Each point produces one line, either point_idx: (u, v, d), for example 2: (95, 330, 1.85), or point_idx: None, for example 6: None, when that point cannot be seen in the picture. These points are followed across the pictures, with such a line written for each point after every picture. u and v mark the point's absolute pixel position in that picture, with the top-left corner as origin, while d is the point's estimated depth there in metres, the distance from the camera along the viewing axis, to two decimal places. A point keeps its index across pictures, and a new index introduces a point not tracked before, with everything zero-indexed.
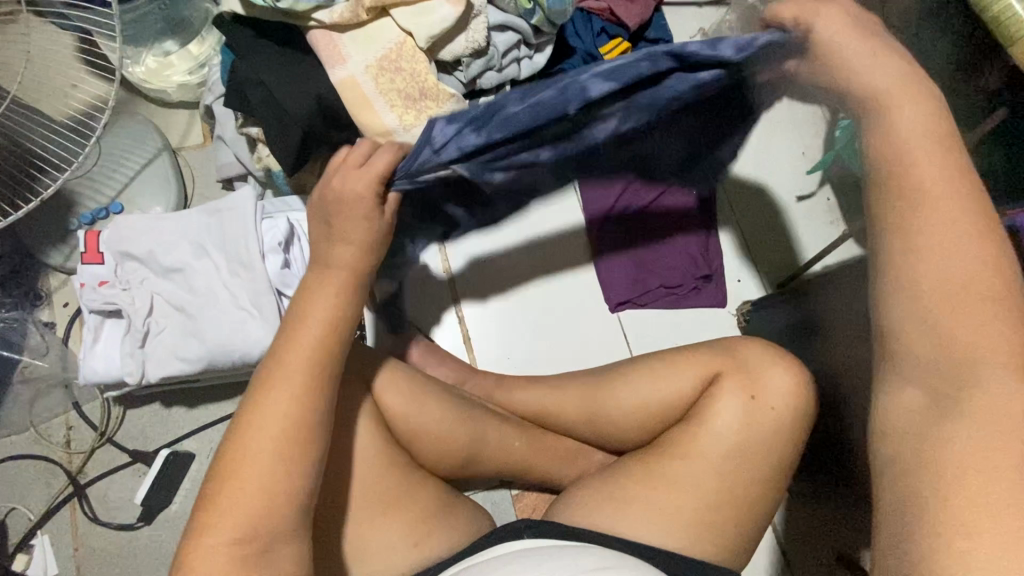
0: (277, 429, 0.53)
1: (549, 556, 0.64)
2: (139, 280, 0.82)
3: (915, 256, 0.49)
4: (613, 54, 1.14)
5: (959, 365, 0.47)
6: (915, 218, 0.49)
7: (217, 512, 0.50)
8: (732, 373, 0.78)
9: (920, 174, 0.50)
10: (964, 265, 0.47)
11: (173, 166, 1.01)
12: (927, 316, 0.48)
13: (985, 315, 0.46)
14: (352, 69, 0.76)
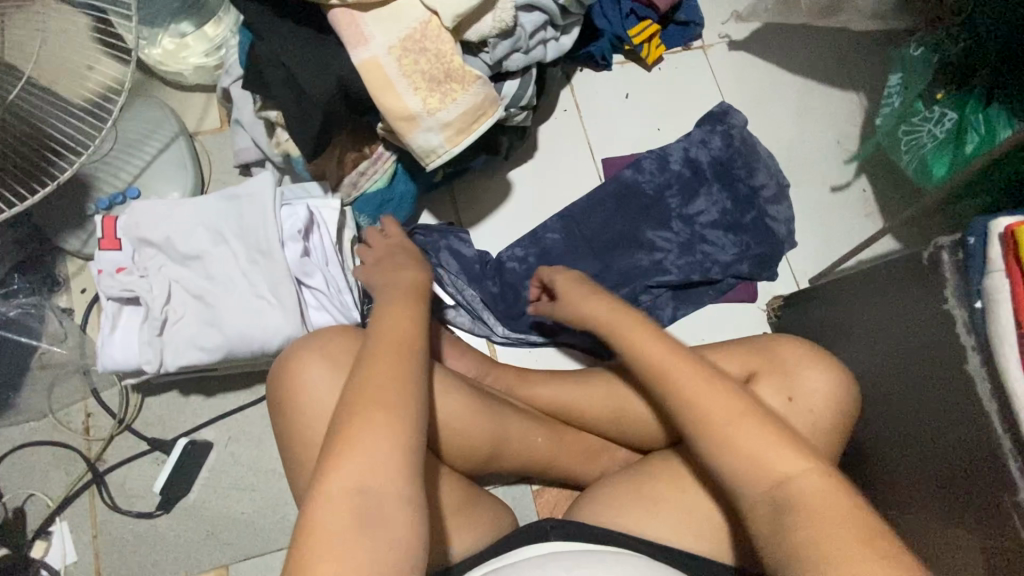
0: (376, 434, 0.51)
1: (579, 562, 0.61)
2: (157, 267, 0.80)
3: (695, 411, 0.59)
4: (641, 36, 1.11)
5: (770, 478, 0.55)
6: (674, 379, 0.62)
7: (332, 511, 0.48)
8: (767, 373, 0.75)
9: (645, 351, 0.66)
10: (729, 406, 0.58)
11: (191, 152, 0.99)
12: (726, 451, 0.57)
13: (758, 436, 0.56)
14: (375, 49, 0.73)
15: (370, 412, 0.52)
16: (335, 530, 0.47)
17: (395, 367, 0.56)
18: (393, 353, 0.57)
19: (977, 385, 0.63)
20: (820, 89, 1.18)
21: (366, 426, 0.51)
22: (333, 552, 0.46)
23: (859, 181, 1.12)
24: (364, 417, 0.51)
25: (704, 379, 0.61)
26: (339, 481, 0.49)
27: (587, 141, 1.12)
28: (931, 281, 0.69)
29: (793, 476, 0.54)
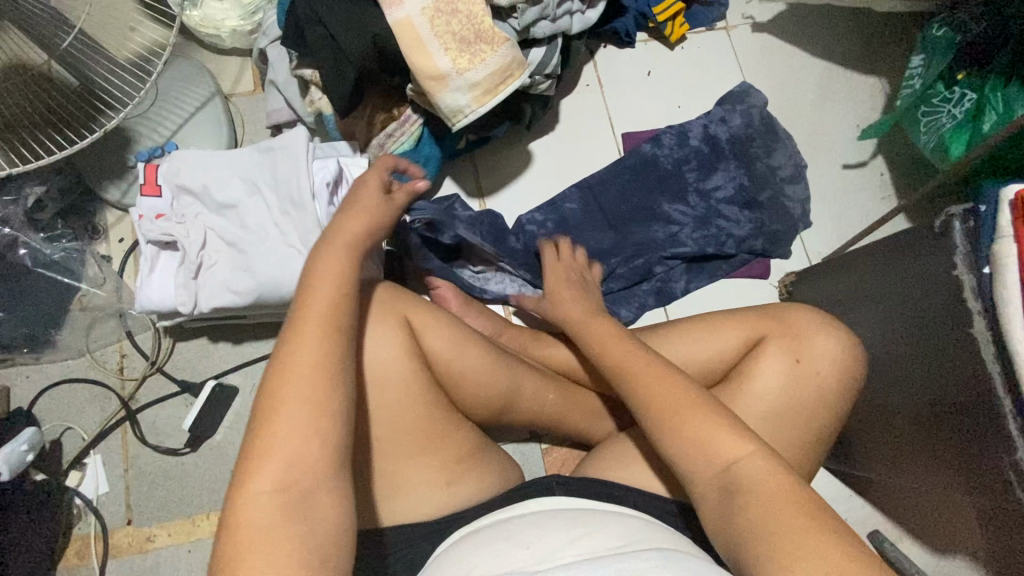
0: (298, 424, 0.49)
1: (578, 521, 0.64)
2: (194, 215, 0.85)
3: (649, 401, 0.63)
4: (666, 14, 1.13)
5: (718, 462, 0.57)
6: (635, 374, 0.66)
7: (251, 513, 0.47)
8: (777, 336, 0.77)
9: (611, 353, 0.71)
10: (676, 397, 0.61)
11: (226, 111, 1.03)
12: (675, 439, 0.60)
13: (705, 425, 0.59)
14: (409, 9, 0.76)
15: (290, 402, 0.50)
16: (266, 523, 0.46)
17: (325, 339, 0.53)
18: (317, 321, 0.54)
19: (983, 350, 0.65)
20: (842, 72, 1.19)
21: (286, 417, 0.49)
22: (267, 543, 0.45)
23: (877, 164, 1.13)
24: (283, 405, 0.50)
25: (657, 372, 0.65)
26: (256, 479, 0.48)
27: (607, 115, 1.14)
28: (942, 252, 0.70)
29: (738, 459, 0.57)
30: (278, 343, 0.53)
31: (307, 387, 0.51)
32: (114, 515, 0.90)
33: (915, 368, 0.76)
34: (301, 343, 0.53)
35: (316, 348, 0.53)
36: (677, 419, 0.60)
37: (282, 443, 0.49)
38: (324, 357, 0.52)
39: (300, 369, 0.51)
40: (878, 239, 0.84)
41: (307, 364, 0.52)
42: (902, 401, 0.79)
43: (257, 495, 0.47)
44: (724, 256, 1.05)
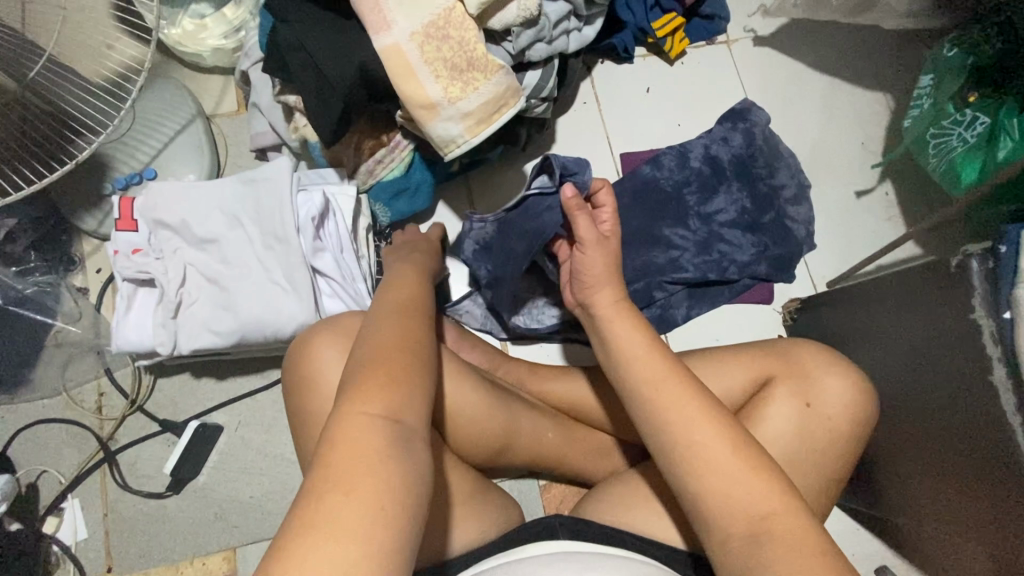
0: (392, 372, 0.51)
1: (582, 568, 0.60)
2: (173, 250, 0.80)
3: (681, 430, 0.55)
4: (665, 29, 1.09)
5: (752, 514, 0.51)
6: (659, 392, 0.57)
7: (349, 434, 0.46)
8: (785, 377, 0.74)
9: (636, 363, 0.60)
10: (716, 434, 0.55)
11: (207, 134, 0.99)
12: (702, 478, 0.53)
13: (731, 449, 0.54)
14: (397, 35, 0.71)
15: (386, 356, 0.52)
16: (368, 443, 0.46)
17: (407, 323, 0.57)
18: (402, 316, 0.58)
19: (1002, 397, 0.62)
20: (846, 88, 1.15)
21: (382, 370, 0.51)
22: (373, 462, 0.44)
23: (882, 184, 1.10)
24: (380, 362, 0.52)
25: (673, 380, 0.58)
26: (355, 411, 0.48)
27: (605, 134, 1.11)
28: (957, 289, 0.67)
29: (773, 511, 0.51)
30: (367, 326, 0.57)
31: (402, 352, 0.54)
32: (93, 563, 0.86)
33: (925, 407, 0.74)
34: (388, 325, 0.56)
35: (400, 327, 0.56)
36: (701, 431, 0.55)
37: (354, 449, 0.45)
38: (410, 334, 0.56)
39: (384, 388, 0.50)
40: (887, 272, 0.81)
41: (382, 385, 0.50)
42: (914, 440, 0.77)
43: (359, 419, 0.47)
44: (726, 281, 1.01)
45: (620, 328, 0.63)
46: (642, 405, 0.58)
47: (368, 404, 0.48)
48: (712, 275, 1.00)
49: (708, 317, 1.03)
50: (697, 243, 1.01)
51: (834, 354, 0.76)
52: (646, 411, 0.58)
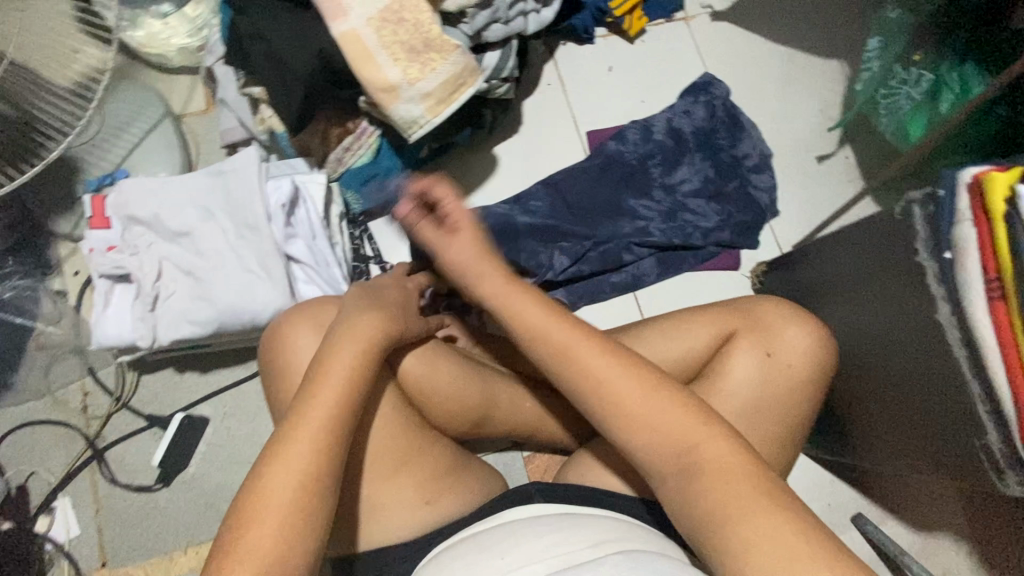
0: (324, 423, 0.56)
1: (552, 527, 0.63)
2: (147, 245, 0.82)
3: (601, 389, 0.57)
4: (623, 8, 1.11)
5: (678, 450, 0.55)
6: (576, 364, 0.59)
7: (269, 491, 0.52)
8: (747, 331, 0.76)
9: (547, 333, 0.61)
10: (631, 384, 0.57)
11: (177, 133, 1.00)
12: (622, 427, 0.57)
13: (661, 410, 0.56)
14: (354, 21, 0.74)
15: (319, 406, 0.57)
16: (285, 498, 0.52)
17: (355, 361, 0.60)
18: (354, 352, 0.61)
19: (948, 333, 0.65)
20: (803, 57, 1.19)
21: (313, 419, 0.56)
22: (274, 514, 0.51)
23: (842, 149, 1.13)
24: (314, 410, 0.56)
25: (599, 349, 0.59)
26: (278, 469, 0.53)
27: (571, 114, 1.13)
28: (905, 235, 0.70)
29: (700, 444, 0.55)
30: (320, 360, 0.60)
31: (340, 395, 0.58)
32: (87, 558, 0.87)
33: (885, 356, 0.77)
34: (336, 360, 0.60)
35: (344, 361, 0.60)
36: (626, 406, 0.57)
37: (279, 490, 0.53)
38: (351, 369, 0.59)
39: (310, 427, 0.55)
40: (842, 228, 0.84)
41: (315, 425, 0.56)
42: (871, 383, 0.80)
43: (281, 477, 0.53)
44: (693, 248, 1.04)
45: (516, 304, 0.63)
46: (569, 376, 0.59)
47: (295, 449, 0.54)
48: (677, 242, 1.03)
49: (678, 286, 1.05)
50: (662, 213, 1.04)
51: (795, 306, 0.78)
52: (574, 382, 0.59)
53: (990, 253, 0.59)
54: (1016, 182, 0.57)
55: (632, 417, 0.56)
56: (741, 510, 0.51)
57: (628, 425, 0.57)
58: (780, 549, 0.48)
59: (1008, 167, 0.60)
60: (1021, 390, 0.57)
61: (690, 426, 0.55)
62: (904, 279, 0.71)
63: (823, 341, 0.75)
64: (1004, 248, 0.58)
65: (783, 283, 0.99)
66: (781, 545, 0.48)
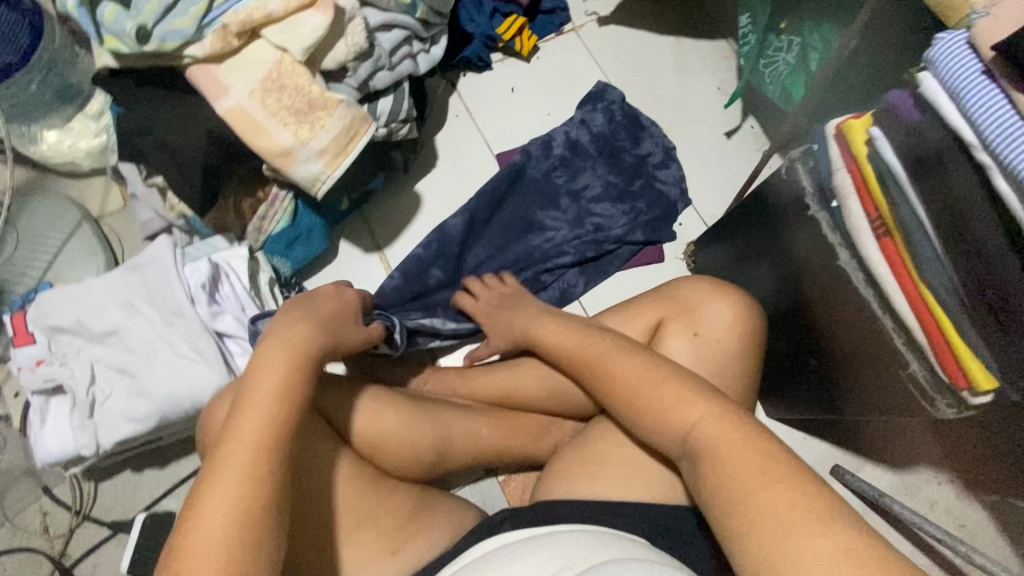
0: (237, 484, 0.51)
1: (523, 559, 0.61)
2: (76, 352, 0.81)
3: (613, 383, 0.68)
4: (510, 31, 1.16)
5: (680, 433, 0.60)
6: (605, 366, 0.70)
7: (185, 567, 0.47)
8: (674, 317, 0.79)
9: (573, 345, 0.76)
10: (642, 375, 0.66)
11: (96, 234, 1.01)
12: (643, 418, 0.64)
13: (668, 392, 0.62)
14: (237, 96, 0.76)
15: (231, 455, 0.52)
16: (199, 562, 0.48)
17: (279, 407, 0.56)
18: (270, 390, 0.57)
19: (852, 276, 0.67)
20: (691, 42, 1.24)
21: (224, 474, 0.52)
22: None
23: (746, 120, 1.18)
24: (225, 461, 0.52)
25: (617, 351, 0.71)
26: (194, 541, 0.49)
27: (484, 140, 1.16)
28: (793, 193, 0.74)
29: (697, 422, 0.59)
30: (234, 412, 0.55)
31: (255, 440, 0.53)
32: None
33: (810, 311, 0.79)
34: (247, 412, 0.55)
35: (264, 411, 0.55)
36: (639, 394, 0.65)
37: (206, 537, 0.49)
38: (274, 408, 0.56)
39: (258, 404, 0.56)
40: (746, 199, 0.87)
41: (252, 436, 0.54)
42: (801, 338, 0.83)
43: (196, 543, 0.49)
44: (612, 250, 1.07)
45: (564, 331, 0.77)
46: (601, 378, 0.70)
47: (222, 469, 0.51)
48: (588, 248, 1.06)
49: (604, 288, 1.07)
50: (568, 224, 1.07)
51: (710, 280, 0.81)
52: (601, 384, 0.70)
53: (867, 195, 0.62)
54: (870, 127, 0.60)
55: (642, 403, 0.64)
56: (754, 475, 0.52)
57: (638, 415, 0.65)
58: (794, 502, 0.50)
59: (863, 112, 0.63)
60: (926, 318, 0.60)
61: (683, 401, 0.61)
62: (807, 236, 0.73)
63: (746, 310, 0.77)
64: (874, 188, 0.61)
65: (707, 264, 1.03)
66: (795, 497, 0.50)
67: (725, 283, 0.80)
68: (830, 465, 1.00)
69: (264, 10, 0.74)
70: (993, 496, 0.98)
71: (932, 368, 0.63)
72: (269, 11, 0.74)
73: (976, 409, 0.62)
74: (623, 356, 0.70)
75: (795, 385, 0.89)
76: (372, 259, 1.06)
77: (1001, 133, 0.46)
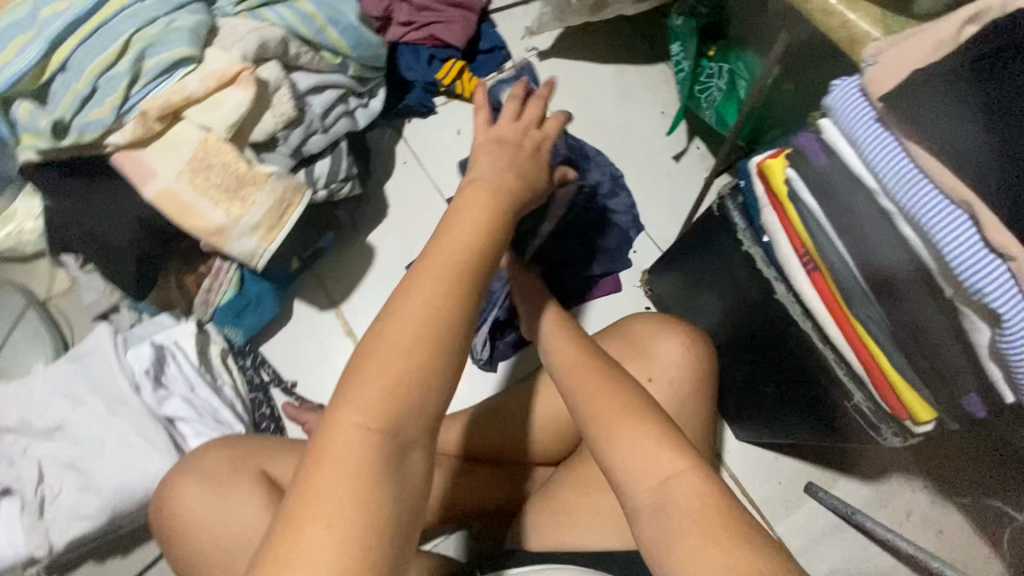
0: (389, 374, 0.44)
1: None
2: (20, 452, 0.79)
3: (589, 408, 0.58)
4: (450, 76, 1.16)
5: (654, 484, 0.51)
6: (583, 388, 0.60)
7: (313, 502, 0.39)
8: (626, 360, 0.77)
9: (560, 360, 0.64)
10: (613, 406, 0.56)
11: (44, 319, 0.99)
12: (614, 457, 0.54)
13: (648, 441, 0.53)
14: (164, 180, 0.75)
15: (385, 348, 0.45)
16: (332, 488, 0.40)
17: (450, 285, 0.48)
18: (440, 274, 0.48)
19: (790, 309, 0.67)
20: (632, 69, 1.25)
21: (385, 359, 0.45)
22: (326, 508, 0.39)
23: (692, 141, 1.19)
24: (380, 357, 0.45)
25: (598, 376, 0.60)
26: (323, 458, 0.42)
27: (433, 185, 1.16)
28: (727, 227, 0.74)
29: (673, 476, 0.51)
30: (391, 298, 0.48)
31: (413, 337, 0.45)
32: None
33: (755, 343, 0.78)
34: (402, 299, 0.47)
35: (429, 293, 0.47)
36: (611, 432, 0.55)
37: (348, 454, 0.41)
38: (428, 290, 0.47)
39: (447, 254, 0.50)
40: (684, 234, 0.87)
41: (401, 334, 0.45)
42: (750, 367, 0.82)
43: (340, 451, 0.42)
44: (569, 286, 1.07)
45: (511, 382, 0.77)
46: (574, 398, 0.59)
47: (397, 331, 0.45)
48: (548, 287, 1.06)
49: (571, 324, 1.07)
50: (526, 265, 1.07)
51: (656, 316, 0.81)
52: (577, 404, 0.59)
53: (793, 231, 0.62)
54: (786, 166, 0.60)
55: (616, 444, 0.54)
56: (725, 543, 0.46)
57: (607, 453, 0.54)
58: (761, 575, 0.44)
59: (780, 150, 0.63)
60: (861, 352, 0.60)
61: (663, 451, 0.52)
62: (744, 272, 0.73)
63: (693, 347, 0.77)
64: (798, 225, 0.61)
65: (664, 294, 1.02)
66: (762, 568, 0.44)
67: (673, 319, 0.80)
68: (804, 483, 1.00)
69: (182, 93, 0.74)
70: (968, 498, 0.98)
71: (874, 399, 0.62)
72: (188, 94, 0.74)
73: (920, 437, 0.62)
74: (604, 381, 0.60)
75: (757, 413, 0.89)
76: (328, 317, 1.05)
77: (898, 180, 0.46)
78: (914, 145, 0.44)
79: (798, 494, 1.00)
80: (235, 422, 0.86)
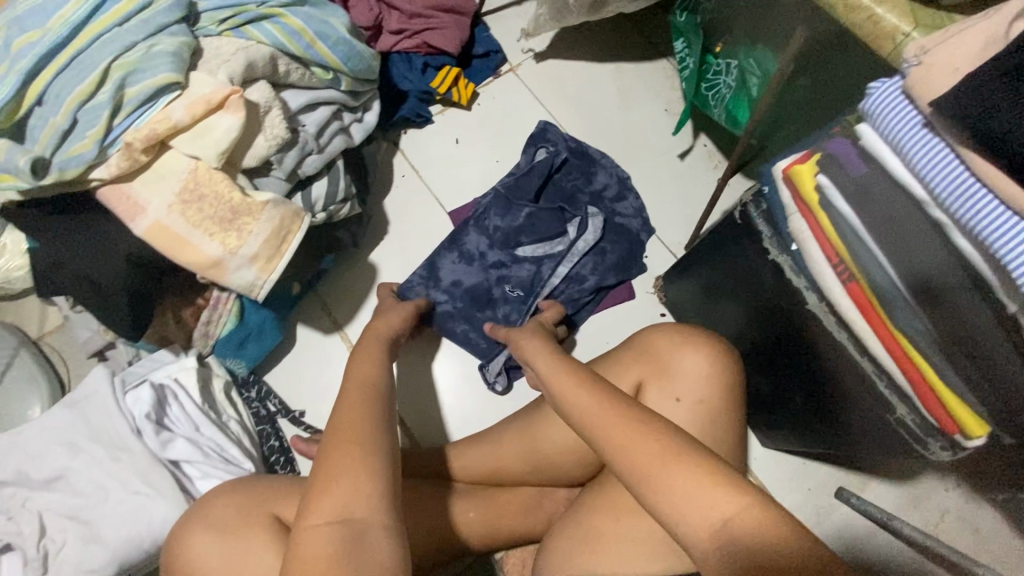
0: (345, 466, 0.52)
1: None
2: (20, 504, 0.75)
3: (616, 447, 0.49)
4: (445, 83, 1.12)
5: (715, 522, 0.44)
6: (598, 429, 0.51)
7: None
8: (652, 378, 0.74)
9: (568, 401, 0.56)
10: (643, 443, 0.49)
11: (37, 360, 0.95)
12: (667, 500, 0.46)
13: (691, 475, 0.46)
14: (155, 213, 0.71)
15: (330, 455, 0.53)
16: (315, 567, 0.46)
17: (370, 400, 0.60)
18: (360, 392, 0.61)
19: (824, 319, 0.64)
20: (632, 67, 1.21)
21: (343, 458, 0.52)
22: None
23: (699, 139, 1.15)
24: (339, 457, 0.53)
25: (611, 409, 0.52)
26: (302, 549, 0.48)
27: (435, 197, 1.12)
28: (749, 235, 0.70)
29: (731, 515, 0.45)
30: (330, 421, 0.57)
31: (357, 440, 0.54)
32: None
33: (786, 354, 0.74)
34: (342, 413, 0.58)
35: (360, 408, 0.58)
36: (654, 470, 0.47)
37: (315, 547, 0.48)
38: (359, 404, 0.59)
39: (362, 378, 0.64)
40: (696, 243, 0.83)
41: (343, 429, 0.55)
42: (779, 377, 0.79)
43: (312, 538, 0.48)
44: (584, 296, 1.03)
45: None
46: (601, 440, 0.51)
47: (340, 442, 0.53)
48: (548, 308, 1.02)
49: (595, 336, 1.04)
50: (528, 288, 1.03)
51: (679, 328, 0.77)
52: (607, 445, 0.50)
53: (825, 239, 0.58)
54: (816, 172, 0.56)
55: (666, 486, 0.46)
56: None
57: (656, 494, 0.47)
58: None
59: (807, 154, 0.59)
60: (908, 364, 0.57)
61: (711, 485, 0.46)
62: (771, 281, 0.69)
63: (720, 361, 0.73)
64: (831, 232, 0.57)
65: (679, 301, 0.99)
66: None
67: (697, 331, 0.77)
68: (835, 488, 0.97)
69: (168, 121, 0.69)
70: (1004, 494, 0.95)
71: (920, 412, 0.59)
72: (174, 122, 0.69)
73: (972, 451, 0.58)
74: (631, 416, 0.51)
75: (785, 422, 0.85)
76: (333, 341, 1.01)
77: (953, 191, 0.43)
78: (966, 150, 0.41)
79: (829, 500, 0.97)
80: (244, 459, 0.83)
